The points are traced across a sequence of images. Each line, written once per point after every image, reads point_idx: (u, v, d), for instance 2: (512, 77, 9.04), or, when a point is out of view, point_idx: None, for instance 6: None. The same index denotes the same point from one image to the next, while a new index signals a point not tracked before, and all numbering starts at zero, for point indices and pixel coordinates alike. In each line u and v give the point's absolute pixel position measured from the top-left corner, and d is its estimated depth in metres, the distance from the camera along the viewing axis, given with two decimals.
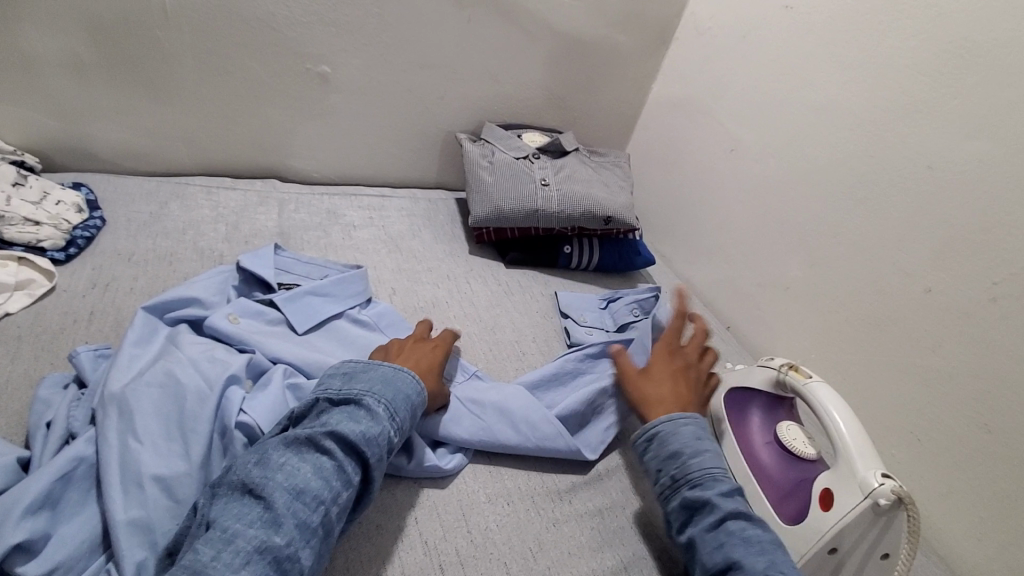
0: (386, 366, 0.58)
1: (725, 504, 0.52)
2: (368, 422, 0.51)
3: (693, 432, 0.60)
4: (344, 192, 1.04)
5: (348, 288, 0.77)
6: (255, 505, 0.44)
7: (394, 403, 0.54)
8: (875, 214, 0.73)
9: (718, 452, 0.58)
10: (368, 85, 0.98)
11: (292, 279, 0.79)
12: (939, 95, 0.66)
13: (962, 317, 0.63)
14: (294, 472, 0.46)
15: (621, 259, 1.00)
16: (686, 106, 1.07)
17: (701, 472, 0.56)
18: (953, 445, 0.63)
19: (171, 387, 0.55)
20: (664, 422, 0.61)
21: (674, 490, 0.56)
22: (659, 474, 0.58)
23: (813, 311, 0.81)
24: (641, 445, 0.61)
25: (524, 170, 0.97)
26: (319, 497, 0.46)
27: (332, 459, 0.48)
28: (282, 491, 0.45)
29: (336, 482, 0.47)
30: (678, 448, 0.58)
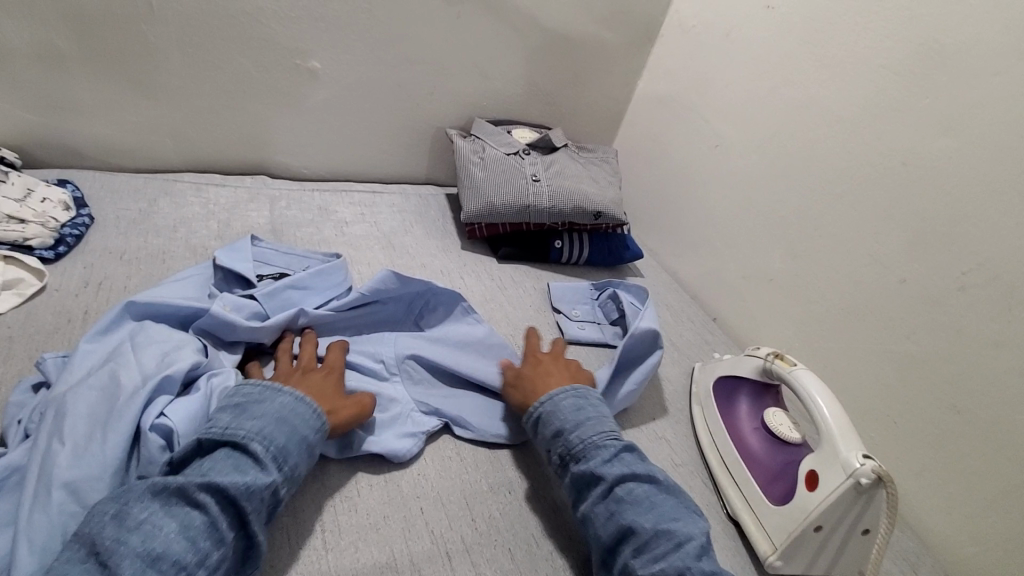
0: (286, 394, 0.53)
1: (607, 472, 0.54)
2: (253, 473, 0.46)
3: (572, 402, 0.61)
4: (334, 188, 1.03)
5: (329, 280, 0.77)
6: (99, 573, 0.38)
7: (280, 445, 0.49)
8: (855, 210, 0.79)
9: (600, 415, 0.60)
10: (358, 79, 0.97)
11: (270, 271, 0.78)
12: (911, 100, 0.72)
13: (933, 305, 0.71)
14: (152, 532, 0.40)
15: (610, 254, 1.03)
16: (670, 104, 1.11)
17: (582, 444, 0.57)
18: (929, 418, 0.72)
19: (106, 389, 0.51)
20: (544, 402, 0.62)
21: (564, 469, 0.57)
22: (548, 454, 0.59)
23: (799, 301, 0.88)
24: (531, 428, 0.62)
25: (515, 166, 0.97)
26: (180, 562, 0.40)
27: (205, 514, 0.43)
28: (134, 556, 0.39)
29: (204, 543, 0.42)
30: (559, 425, 0.59)
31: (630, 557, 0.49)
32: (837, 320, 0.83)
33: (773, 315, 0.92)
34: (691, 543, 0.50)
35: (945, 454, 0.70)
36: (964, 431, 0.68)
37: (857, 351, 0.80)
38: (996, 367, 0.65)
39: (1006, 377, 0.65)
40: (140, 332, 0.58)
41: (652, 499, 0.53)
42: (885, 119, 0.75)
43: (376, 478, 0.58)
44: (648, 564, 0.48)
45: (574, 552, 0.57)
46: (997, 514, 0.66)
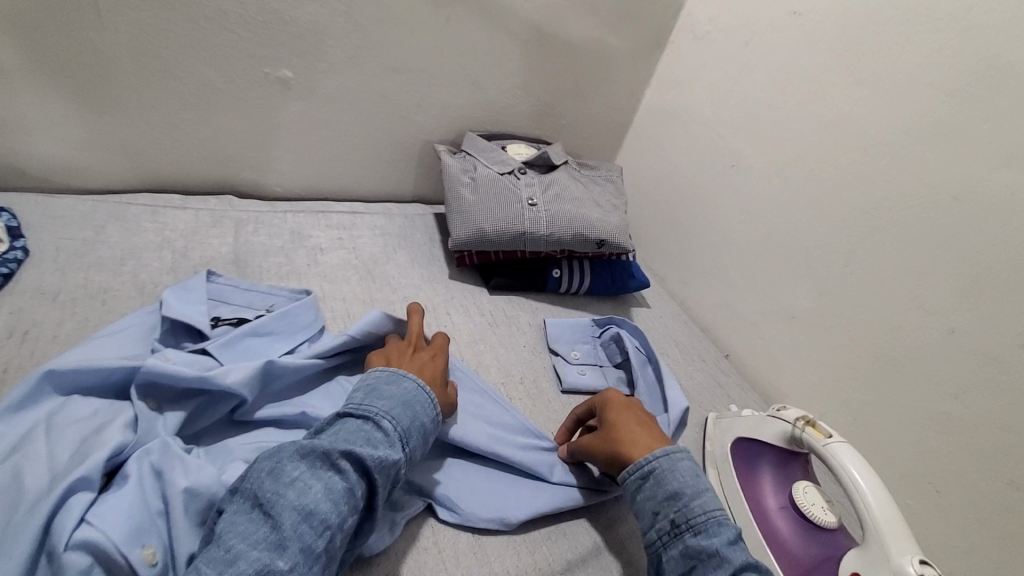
0: (410, 381, 0.56)
1: (738, 557, 0.46)
2: (383, 446, 0.49)
3: (691, 467, 0.54)
4: (309, 209, 0.93)
5: (296, 323, 0.67)
6: (263, 524, 0.42)
7: (410, 426, 0.52)
8: (895, 246, 0.70)
9: (714, 491, 0.54)
10: (336, 90, 0.88)
11: (230, 313, 0.68)
12: (966, 124, 0.63)
13: (989, 362, 0.62)
14: (306, 491, 0.44)
15: (613, 283, 0.93)
16: (680, 117, 1.01)
17: (704, 515, 0.50)
18: (980, 491, 0.63)
19: (8, 493, 0.41)
20: (658, 456, 0.54)
21: (675, 537, 0.50)
22: (656, 518, 0.52)
23: (825, 343, 0.78)
24: (633, 482, 0.54)
25: (510, 187, 0.88)
26: (327, 522, 0.43)
27: (345, 481, 0.46)
28: (291, 510, 0.43)
29: (345, 506, 0.45)
30: (677, 487, 0.52)
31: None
32: (870, 369, 0.73)
33: (794, 356, 0.83)
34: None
35: (1000, 533, 0.61)
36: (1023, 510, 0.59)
37: (893, 406, 0.71)
38: None
39: None
40: (58, 412, 0.48)
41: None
42: (934, 145, 0.66)
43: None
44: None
45: None
46: None
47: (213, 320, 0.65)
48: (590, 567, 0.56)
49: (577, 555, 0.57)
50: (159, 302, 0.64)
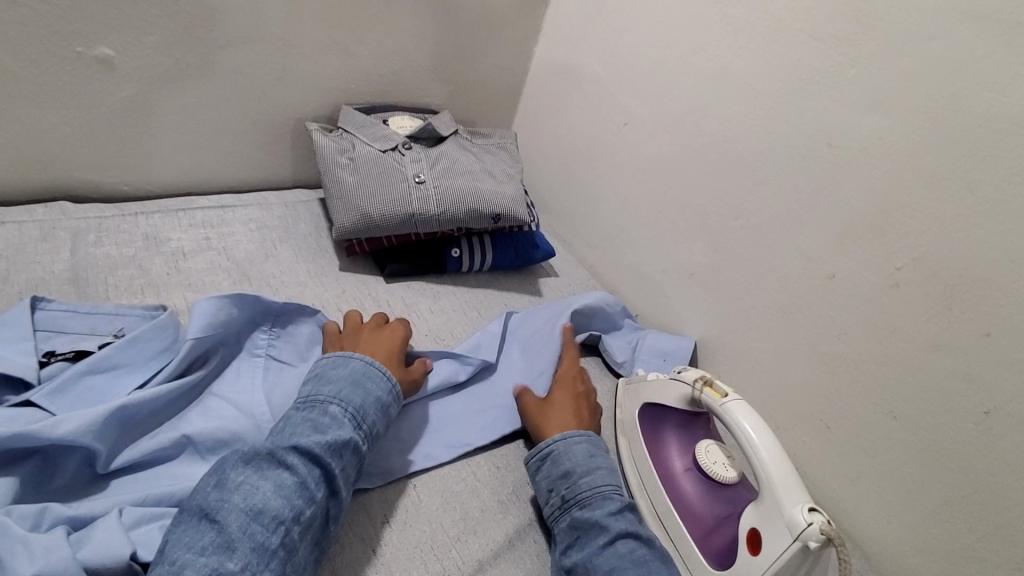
0: (357, 360, 0.57)
1: (614, 524, 0.53)
2: (330, 431, 0.50)
3: (586, 450, 0.60)
4: (167, 208, 0.82)
5: (149, 350, 0.58)
6: (210, 531, 0.42)
7: (359, 408, 0.53)
8: (779, 197, 0.71)
9: (610, 465, 0.60)
10: (176, 68, 0.75)
11: (68, 345, 0.58)
12: (836, 69, 0.64)
13: (867, 303, 0.64)
14: (252, 491, 0.44)
15: (517, 256, 0.90)
16: (570, 76, 0.97)
17: (591, 491, 0.56)
18: (864, 425, 0.66)
19: None
20: (557, 440, 0.60)
21: (564, 511, 0.55)
22: (549, 494, 0.57)
23: (723, 297, 0.79)
24: (535, 464, 0.60)
25: (393, 165, 0.81)
26: (280, 517, 0.44)
27: (296, 474, 0.46)
28: (239, 512, 0.43)
29: (299, 499, 0.45)
30: (570, 467, 0.58)
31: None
32: (766, 319, 0.75)
33: (695, 313, 0.84)
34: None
35: (883, 461, 0.65)
36: (900, 437, 0.64)
37: (786, 352, 0.73)
38: (933, 370, 0.60)
39: (944, 381, 0.59)
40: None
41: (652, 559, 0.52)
42: (807, 94, 0.66)
43: None
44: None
45: None
46: (939, 524, 0.62)
47: (43, 360, 0.55)
48: (501, 563, 0.54)
49: (488, 553, 0.54)
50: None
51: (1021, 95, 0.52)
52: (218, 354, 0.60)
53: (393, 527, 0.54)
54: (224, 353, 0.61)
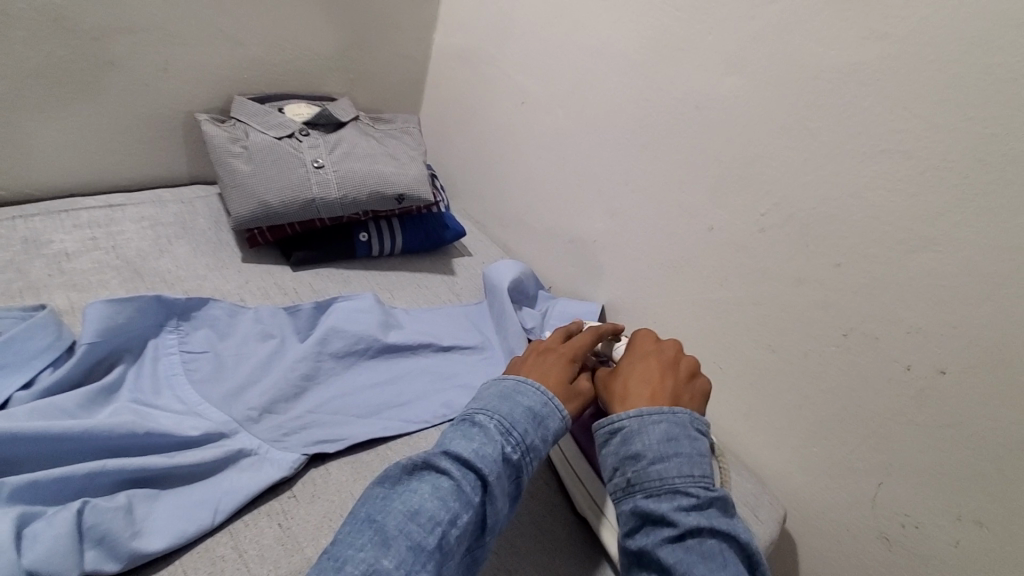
0: (508, 380, 0.55)
1: (685, 520, 0.46)
2: (481, 438, 0.48)
3: (665, 430, 0.52)
4: (48, 210, 0.77)
5: (31, 349, 0.56)
6: (369, 531, 0.41)
7: (513, 417, 0.50)
8: (660, 158, 0.76)
9: (695, 452, 0.51)
10: (45, 61, 0.72)
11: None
12: (695, 35, 0.69)
13: (741, 249, 0.70)
14: (410, 495, 0.44)
15: (428, 237, 0.91)
16: (469, 60, 1.00)
17: (661, 479, 0.49)
18: (750, 363, 0.72)
19: None
20: (631, 416, 0.53)
21: (627, 494, 0.50)
22: (615, 473, 0.52)
23: (623, 259, 0.84)
24: (603, 438, 0.54)
25: (290, 151, 0.79)
26: (436, 519, 0.42)
27: (451, 478, 0.45)
28: (397, 512, 0.42)
29: (456, 504, 0.44)
30: (641, 448, 0.51)
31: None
32: (661, 276, 0.80)
33: (601, 278, 0.88)
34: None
35: (768, 393, 0.72)
36: (779, 368, 0.70)
37: (680, 304, 0.78)
38: (799, 303, 0.66)
39: (809, 310, 0.66)
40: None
41: (728, 559, 0.46)
42: (674, 62, 0.72)
43: None
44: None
45: None
46: (815, 443, 0.69)
47: None
48: None
49: None
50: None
51: (844, 47, 0.58)
52: (127, 363, 0.60)
53: (301, 500, 0.54)
54: (131, 361, 0.60)
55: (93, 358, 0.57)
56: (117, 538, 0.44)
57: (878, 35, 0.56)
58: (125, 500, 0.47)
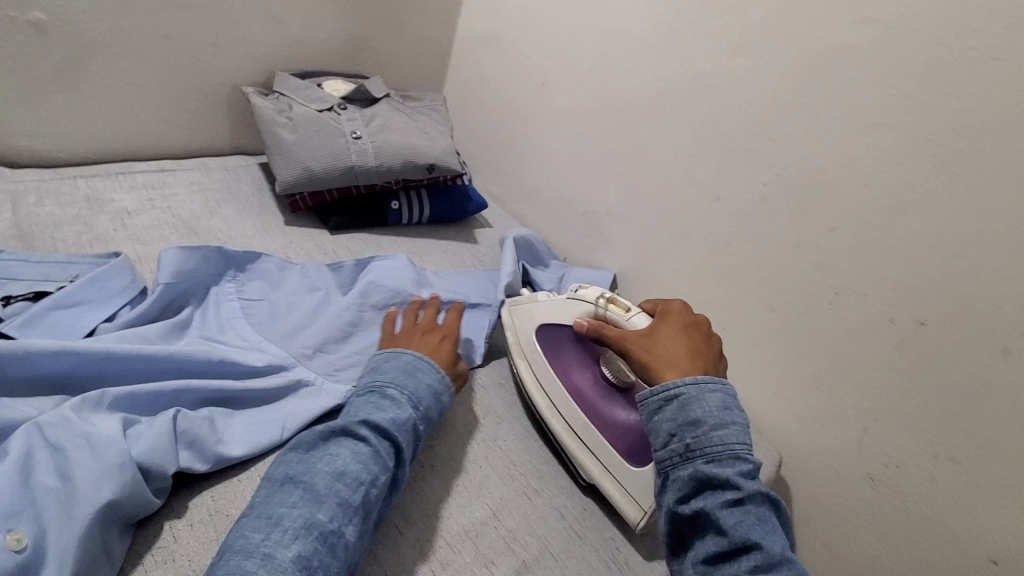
0: (408, 355, 0.63)
1: (748, 484, 0.49)
2: (394, 410, 0.55)
3: (721, 399, 0.54)
4: (106, 172, 0.84)
5: (111, 288, 0.62)
6: (297, 490, 0.47)
7: (418, 393, 0.58)
8: (671, 135, 0.83)
9: (745, 423, 0.54)
10: (109, 33, 0.78)
11: (24, 289, 0.60)
12: (707, 20, 0.76)
13: (745, 217, 0.77)
14: (333, 459, 0.49)
15: (453, 208, 0.98)
16: (492, 43, 1.06)
17: (723, 446, 0.51)
18: (750, 322, 0.80)
19: None
20: (688, 383, 0.55)
21: (686, 460, 0.51)
22: (671, 439, 0.53)
23: (635, 229, 0.91)
24: (657, 404, 0.55)
25: (330, 123, 0.86)
26: (360, 479, 0.49)
27: (369, 444, 0.52)
28: (325, 474, 0.48)
29: (375, 466, 0.50)
30: (701, 415, 0.53)
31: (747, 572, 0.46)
32: (670, 245, 0.87)
33: (614, 248, 0.95)
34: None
35: (766, 350, 0.79)
36: (777, 326, 0.77)
37: (687, 270, 0.85)
38: (798, 266, 0.73)
39: (805, 272, 0.73)
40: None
41: (773, 519, 0.49)
42: (687, 45, 0.78)
43: (200, 513, 0.49)
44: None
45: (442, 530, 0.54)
46: (809, 394, 0.76)
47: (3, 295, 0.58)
48: (452, 448, 0.63)
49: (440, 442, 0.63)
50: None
51: (840, 31, 0.65)
52: (193, 306, 0.67)
53: None
54: (196, 304, 0.67)
55: (166, 298, 0.64)
56: (204, 443, 0.51)
57: (871, 20, 0.63)
58: (208, 413, 0.54)
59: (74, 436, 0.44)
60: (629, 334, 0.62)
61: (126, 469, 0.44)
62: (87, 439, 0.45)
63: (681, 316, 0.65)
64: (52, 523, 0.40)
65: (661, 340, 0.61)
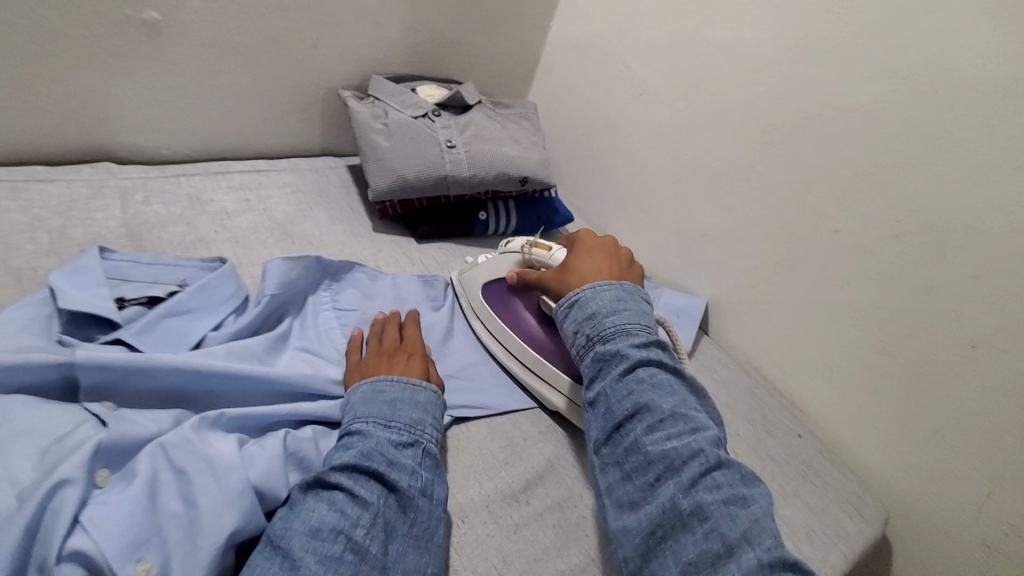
0: (363, 385, 0.57)
1: (634, 353, 0.57)
2: (362, 442, 0.51)
3: (614, 295, 0.62)
4: (206, 171, 0.85)
5: (217, 295, 0.62)
6: (276, 558, 0.42)
7: (387, 413, 0.54)
8: (787, 159, 0.77)
9: (639, 311, 0.62)
10: (217, 35, 0.78)
11: (135, 291, 0.61)
12: (842, 38, 0.70)
13: (869, 253, 0.71)
14: (309, 513, 0.44)
15: (539, 221, 0.95)
16: (587, 50, 1.02)
17: (613, 328, 0.59)
18: (863, 368, 0.74)
19: None
20: (585, 289, 0.63)
21: (587, 349, 0.60)
22: (575, 336, 0.62)
23: (733, 256, 0.86)
24: (564, 313, 0.64)
25: (426, 130, 0.85)
26: (337, 527, 0.44)
27: (344, 489, 0.47)
28: (300, 533, 0.43)
29: (353, 509, 0.46)
30: (595, 309, 0.61)
31: (641, 430, 0.52)
32: (774, 274, 0.81)
33: (707, 274, 0.90)
34: (707, 431, 0.53)
35: (881, 399, 0.73)
36: (896, 374, 0.71)
37: (792, 304, 0.80)
38: (929, 311, 0.67)
39: (938, 321, 0.66)
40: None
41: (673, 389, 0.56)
42: (816, 62, 0.72)
43: None
44: (660, 440, 0.51)
45: (542, 575, 0.52)
46: (928, 451, 0.69)
47: (120, 298, 0.59)
48: (547, 482, 0.61)
49: (533, 475, 0.61)
50: (44, 290, 0.56)
51: (1013, 56, 0.58)
52: (291, 315, 0.66)
53: (448, 451, 0.60)
54: (295, 314, 0.67)
55: (268, 309, 0.64)
56: (311, 466, 0.51)
57: None
58: (312, 433, 0.53)
59: (196, 460, 0.44)
60: (549, 274, 0.70)
61: (245, 495, 0.43)
62: (209, 464, 0.44)
63: (590, 241, 0.71)
64: (176, 552, 0.40)
65: (576, 268, 0.67)
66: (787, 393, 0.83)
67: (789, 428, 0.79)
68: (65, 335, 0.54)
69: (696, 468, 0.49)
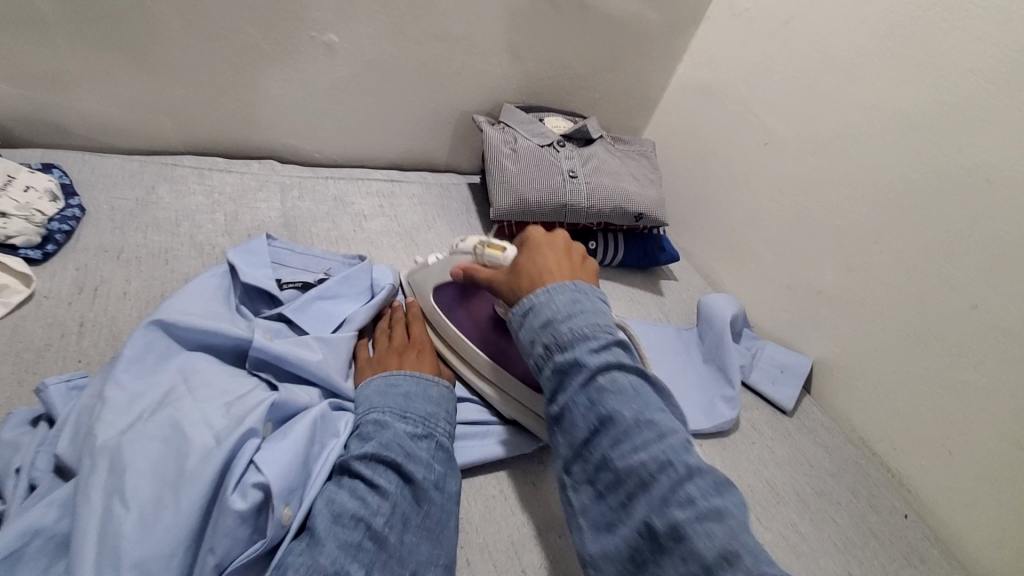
0: (376, 378, 0.58)
1: (593, 360, 0.46)
2: (379, 433, 0.51)
3: (568, 296, 0.52)
4: (349, 176, 0.94)
5: (358, 285, 0.69)
6: (302, 538, 0.43)
7: (403, 405, 0.54)
8: (922, 225, 0.74)
9: (599, 309, 0.51)
10: (378, 57, 0.87)
11: (290, 276, 0.70)
12: (1001, 108, 0.67)
13: (1010, 334, 0.66)
14: (332, 498, 0.46)
15: (646, 256, 0.96)
16: (714, 95, 1.03)
17: (572, 333, 0.49)
18: (987, 457, 0.68)
19: (175, 440, 0.43)
20: (538, 293, 0.53)
21: (545, 359, 0.50)
22: (534, 344, 0.51)
23: (847, 318, 0.83)
24: (518, 321, 0.54)
25: (551, 159, 0.90)
26: (357, 514, 0.44)
27: (364, 479, 0.47)
28: (323, 515, 0.44)
29: (370, 498, 0.46)
30: (551, 316, 0.51)
31: (606, 445, 0.44)
32: (894, 342, 0.78)
33: (817, 332, 0.88)
34: (676, 433, 0.44)
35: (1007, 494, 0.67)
36: None
37: (910, 376, 0.76)
38: None
39: None
40: (192, 373, 0.49)
41: (643, 397, 0.46)
42: (967, 130, 0.70)
43: None
44: (626, 454, 0.43)
45: None
46: None
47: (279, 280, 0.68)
48: None
49: None
50: (224, 264, 0.65)
51: None
52: None
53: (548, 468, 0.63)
54: None
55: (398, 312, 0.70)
56: None
57: None
58: None
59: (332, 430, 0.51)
60: (498, 275, 0.61)
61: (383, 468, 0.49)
62: None
63: (539, 237, 0.61)
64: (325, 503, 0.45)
65: (524, 268, 0.58)
66: (894, 469, 0.79)
67: (893, 507, 0.75)
68: (240, 306, 0.62)
69: (669, 482, 0.40)
